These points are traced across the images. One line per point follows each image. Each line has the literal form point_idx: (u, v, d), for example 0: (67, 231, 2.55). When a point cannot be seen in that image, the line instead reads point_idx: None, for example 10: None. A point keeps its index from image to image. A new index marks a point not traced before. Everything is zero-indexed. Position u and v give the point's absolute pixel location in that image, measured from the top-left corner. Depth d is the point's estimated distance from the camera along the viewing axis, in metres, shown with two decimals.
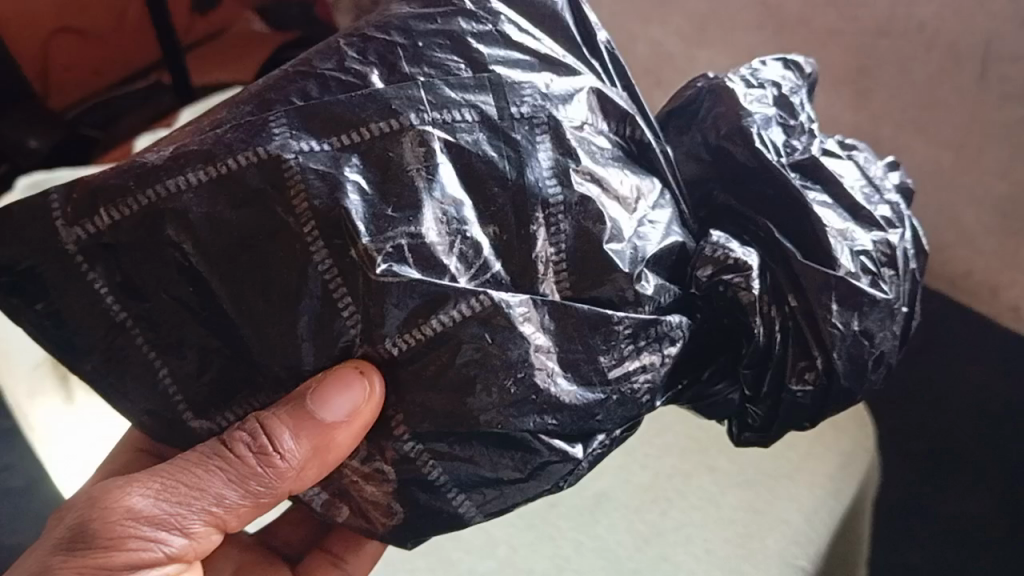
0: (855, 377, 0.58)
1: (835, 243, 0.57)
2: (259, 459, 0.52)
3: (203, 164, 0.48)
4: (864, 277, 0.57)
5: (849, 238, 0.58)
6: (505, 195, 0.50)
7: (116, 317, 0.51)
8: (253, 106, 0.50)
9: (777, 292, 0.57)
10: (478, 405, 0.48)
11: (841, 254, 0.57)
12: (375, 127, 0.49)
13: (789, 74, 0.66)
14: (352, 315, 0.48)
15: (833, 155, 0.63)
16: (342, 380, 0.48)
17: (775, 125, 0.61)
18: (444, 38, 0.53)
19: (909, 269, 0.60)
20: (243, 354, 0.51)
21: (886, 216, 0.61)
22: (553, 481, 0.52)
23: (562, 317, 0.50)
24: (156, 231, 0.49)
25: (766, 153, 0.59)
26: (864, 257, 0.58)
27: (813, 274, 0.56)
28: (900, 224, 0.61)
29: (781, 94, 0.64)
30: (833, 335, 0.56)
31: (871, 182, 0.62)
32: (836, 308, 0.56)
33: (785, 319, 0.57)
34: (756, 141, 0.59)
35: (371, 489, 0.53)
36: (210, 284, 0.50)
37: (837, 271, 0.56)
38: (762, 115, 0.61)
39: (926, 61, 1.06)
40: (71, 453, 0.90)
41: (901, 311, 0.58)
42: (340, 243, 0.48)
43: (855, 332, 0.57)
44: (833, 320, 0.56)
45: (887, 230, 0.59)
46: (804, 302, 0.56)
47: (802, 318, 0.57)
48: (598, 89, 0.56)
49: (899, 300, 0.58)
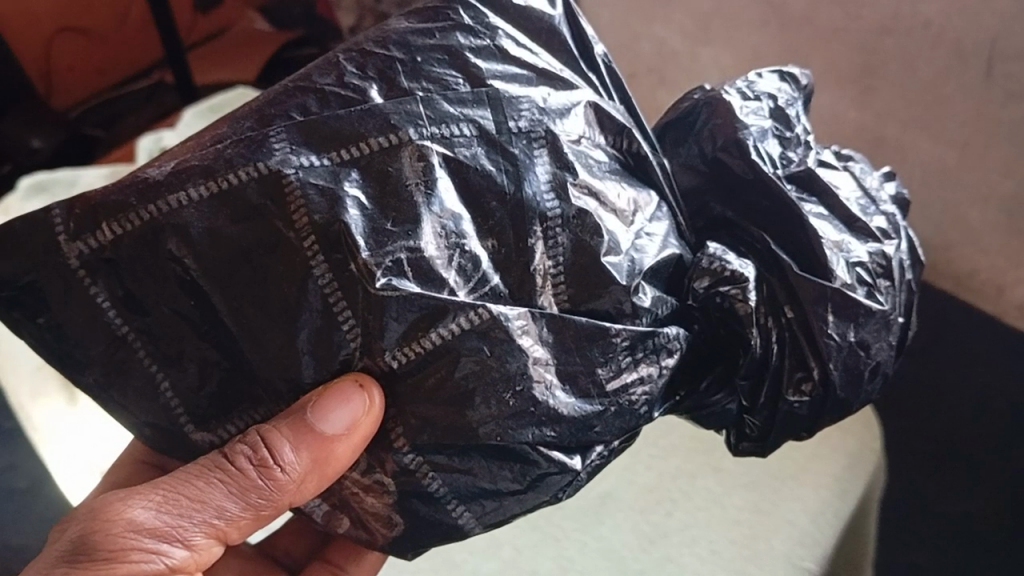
0: (853, 387, 0.58)
1: (832, 254, 0.57)
2: (262, 472, 0.52)
3: (203, 180, 0.48)
4: (860, 288, 0.57)
5: (845, 250, 0.58)
6: (503, 209, 0.50)
7: (118, 331, 0.51)
8: (254, 121, 0.50)
9: (773, 303, 0.57)
10: (478, 417, 0.48)
11: (837, 265, 0.57)
12: (375, 142, 0.49)
13: (785, 86, 0.66)
14: (352, 328, 0.49)
15: (828, 167, 0.63)
16: (342, 393, 0.48)
17: (771, 137, 0.61)
18: (442, 52, 0.53)
19: (905, 279, 0.60)
20: (243, 366, 0.51)
21: (881, 227, 0.61)
22: (552, 492, 0.52)
23: (560, 329, 0.50)
24: (157, 244, 0.49)
25: (762, 166, 0.59)
26: (860, 268, 0.58)
27: (808, 286, 0.56)
28: (895, 234, 0.61)
29: (777, 106, 0.63)
30: (829, 346, 0.56)
31: (867, 194, 0.63)
32: (832, 319, 0.56)
33: (782, 329, 0.57)
34: (752, 153, 0.59)
35: (371, 501, 0.53)
36: (211, 299, 0.50)
37: (833, 282, 0.56)
38: (759, 128, 0.61)
39: (931, 60, 1.05)
40: (73, 454, 0.90)
41: (897, 321, 0.58)
42: (340, 257, 0.48)
43: (851, 343, 0.56)
44: (830, 332, 0.56)
45: (883, 241, 0.60)
46: (801, 312, 0.56)
47: (798, 328, 0.57)
48: (595, 103, 0.56)
49: (895, 310, 0.58)
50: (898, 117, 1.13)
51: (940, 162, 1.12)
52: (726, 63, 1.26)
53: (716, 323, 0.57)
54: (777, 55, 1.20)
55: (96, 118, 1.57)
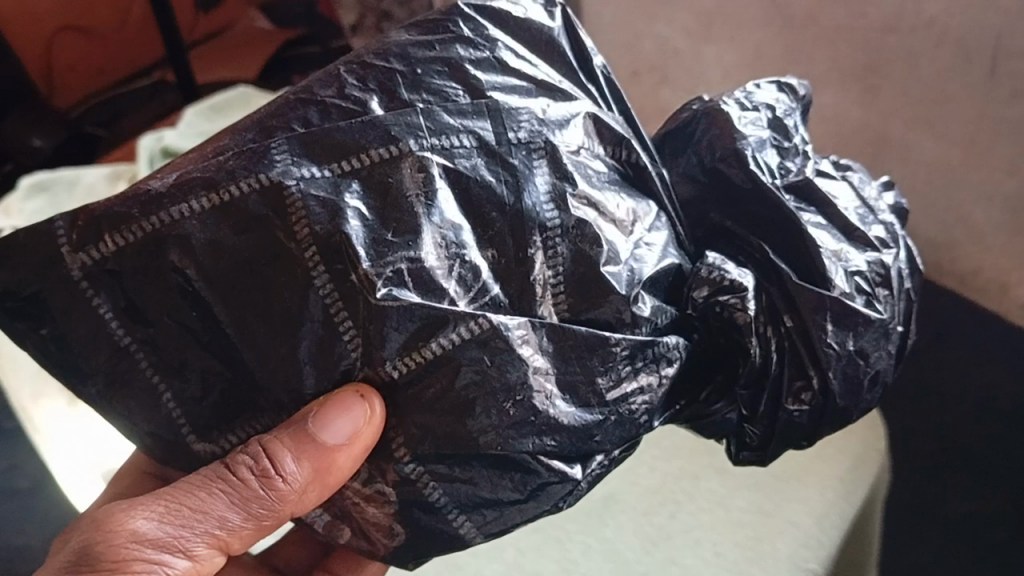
0: (852, 397, 0.57)
1: (830, 263, 0.57)
2: (264, 483, 0.51)
3: (206, 192, 0.48)
4: (859, 297, 0.57)
5: (843, 259, 0.57)
6: (503, 219, 0.50)
7: (121, 341, 0.50)
8: (255, 133, 0.50)
9: (772, 313, 0.57)
10: (478, 426, 0.48)
11: (836, 274, 0.57)
12: (375, 153, 0.49)
13: (783, 97, 0.65)
14: (353, 338, 0.48)
15: (827, 176, 0.63)
16: (343, 404, 0.48)
17: (770, 148, 0.61)
18: (442, 64, 0.53)
19: (903, 288, 0.60)
20: (243, 375, 0.51)
21: (880, 236, 0.60)
22: (553, 502, 0.52)
23: (560, 339, 0.50)
24: (160, 256, 0.48)
25: (761, 176, 0.58)
26: (859, 278, 0.57)
27: (807, 295, 0.56)
28: (894, 244, 0.60)
29: (775, 116, 0.63)
30: (828, 354, 0.56)
31: (866, 203, 0.62)
32: (831, 328, 0.55)
33: (781, 338, 0.56)
34: (751, 164, 0.59)
35: (373, 511, 0.52)
36: (213, 310, 0.49)
37: (832, 291, 0.56)
38: (757, 138, 0.60)
39: (934, 57, 1.05)
40: (76, 456, 0.89)
41: (896, 330, 0.58)
42: (341, 268, 0.48)
43: (850, 351, 0.56)
44: (829, 341, 0.55)
45: (881, 251, 0.59)
46: (801, 322, 0.56)
47: (798, 338, 0.56)
48: (595, 114, 0.55)
49: (893, 319, 0.58)
50: (902, 115, 1.12)
51: (943, 160, 1.11)
52: (728, 62, 1.26)
53: (718, 331, 0.57)
54: (780, 54, 1.19)
55: (97, 118, 1.57)
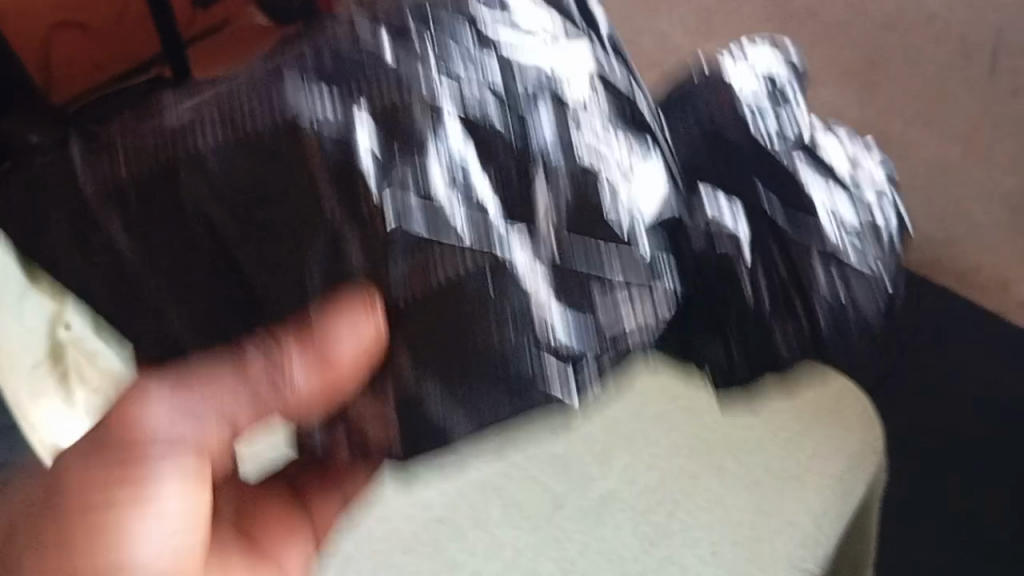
0: (840, 338, 0.61)
1: (823, 215, 0.61)
2: (256, 404, 0.43)
3: (229, 116, 0.58)
4: (849, 252, 0.61)
5: (832, 210, 0.62)
6: (510, 159, 0.54)
7: (189, 219, 0.63)
8: (274, 70, 0.56)
9: (767, 257, 0.61)
10: (482, 341, 0.48)
11: (827, 226, 0.61)
12: (383, 86, 0.54)
13: (779, 65, 0.69)
14: (353, 240, 0.54)
15: (823, 143, 0.67)
16: (348, 316, 0.42)
17: (765, 106, 0.65)
18: (463, 20, 0.57)
19: (890, 244, 0.64)
20: (264, 255, 0.61)
21: (869, 201, 0.65)
22: (542, 415, 0.51)
23: (563, 278, 0.52)
24: (186, 157, 0.60)
25: (757, 134, 0.63)
26: (846, 229, 0.61)
27: (800, 241, 0.60)
28: (878, 209, 0.65)
29: (772, 84, 0.67)
30: (818, 291, 0.60)
31: (853, 172, 0.66)
32: (820, 263, 0.60)
33: (774, 278, 0.60)
34: (749, 121, 0.63)
35: (374, 410, 0.50)
36: (253, 216, 0.60)
37: (822, 241, 0.60)
38: (754, 98, 0.65)
39: None
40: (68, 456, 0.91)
41: (887, 287, 0.62)
42: (344, 187, 0.53)
43: (843, 301, 0.60)
44: (821, 276, 0.60)
45: (870, 209, 0.64)
46: (790, 263, 0.60)
47: (790, 280, 0.60)
48: (596, 69, 0.60)
49: (884, 277, 0.62)
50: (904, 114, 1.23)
51: (946, 157, 1.22)
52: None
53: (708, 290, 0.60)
54: None
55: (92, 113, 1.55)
